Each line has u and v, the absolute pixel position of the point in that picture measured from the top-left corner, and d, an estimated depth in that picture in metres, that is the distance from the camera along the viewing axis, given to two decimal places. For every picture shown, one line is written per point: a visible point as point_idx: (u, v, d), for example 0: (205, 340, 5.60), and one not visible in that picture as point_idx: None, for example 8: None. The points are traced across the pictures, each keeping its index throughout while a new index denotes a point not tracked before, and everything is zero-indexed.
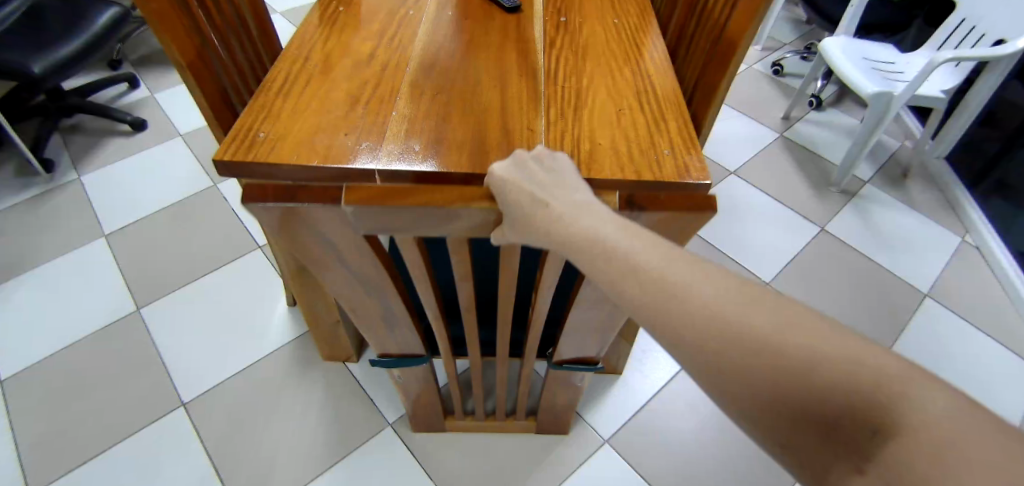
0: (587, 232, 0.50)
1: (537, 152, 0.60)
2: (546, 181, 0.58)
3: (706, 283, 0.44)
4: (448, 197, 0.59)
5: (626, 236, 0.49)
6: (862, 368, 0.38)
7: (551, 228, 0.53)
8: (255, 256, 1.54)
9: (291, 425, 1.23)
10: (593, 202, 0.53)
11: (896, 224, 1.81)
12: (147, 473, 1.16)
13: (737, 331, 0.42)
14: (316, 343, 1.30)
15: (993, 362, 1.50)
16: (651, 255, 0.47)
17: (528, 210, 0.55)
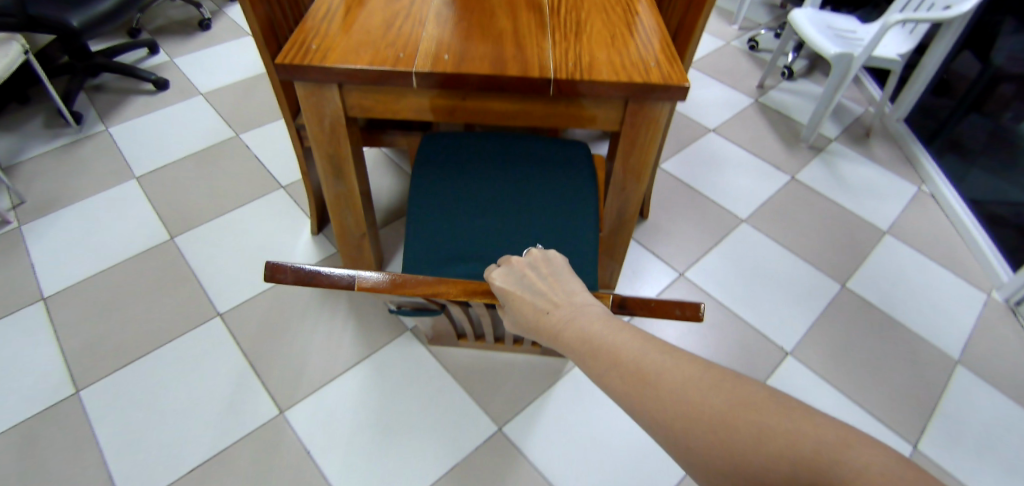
0: (580, 333, 0.59)
1: (534, 258, 0.70)
2: (545, 284, 0.67)
3: (674, 368, 0.52)
4: (456, 292, 0.70)
5: (610, 331, 0.58)
6: (801, 440, 0.45)
7: (552, 331, 0.62)
8: (278, 195, 1.67)
9: (318, 332, 1.38)
10: (585, 304, 0.62)
11: (859, 174, 2.01)
12: (190, 371, 1.29)
13: (700, 416, 0.49)
14: (342, 261, 1.45)
15: (943, 286, 1.69)
16: (631, 347, 0.55)
17: (531, 313, 0.65)
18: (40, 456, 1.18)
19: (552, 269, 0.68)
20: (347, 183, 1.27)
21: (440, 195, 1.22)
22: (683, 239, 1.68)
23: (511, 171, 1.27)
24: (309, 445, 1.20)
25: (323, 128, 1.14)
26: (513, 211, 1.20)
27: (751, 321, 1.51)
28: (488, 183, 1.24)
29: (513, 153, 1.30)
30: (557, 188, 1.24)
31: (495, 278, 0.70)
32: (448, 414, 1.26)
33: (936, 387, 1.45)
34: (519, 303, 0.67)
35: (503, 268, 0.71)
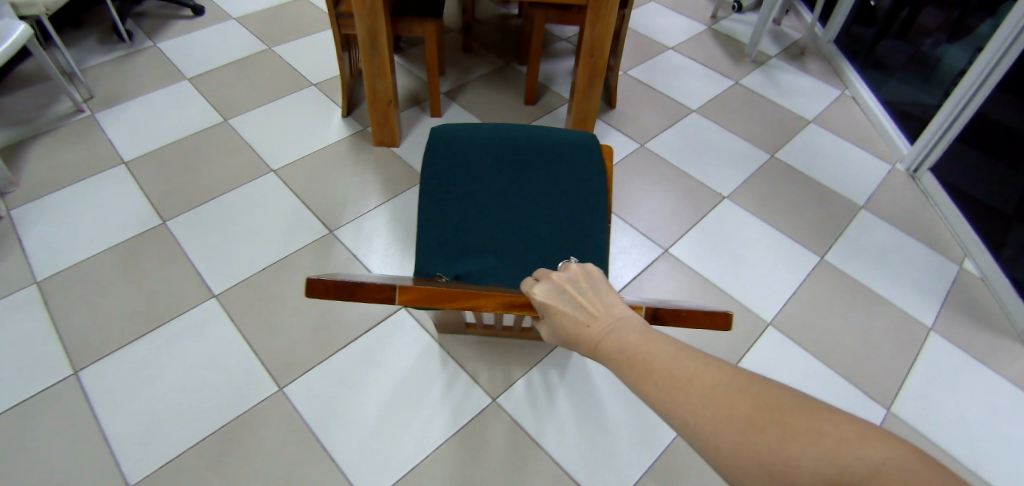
0: (618, 345, 0.57)
1: (574, 272, 0.69)
2: (585, 295, 0.66)
3: (705, 373, 0.51)
4: (492, 305, 0.72)
5: (647, 344, 0.56)
6: (825, 437, 0.44)
7: (591, 344, 0.61)
8: (312, 90, 2.02)
9: (355, 180, 1.75)
10: (627, 316, 0.61)
11: (793, 82, 2.41)
12: (254, 207, 1.63)
13: (730, 417, 0.48)
14: (371, 129, 1.82)
15: (855, 159, 2.09)
16: (667, 357, 0.54)
17: (573, 328, 0.63)
18: (139, 264, 1.49)
19: (593, 284, 0.67)
20: (381, 53, 1.62)
21: (448, 186, 1.17)
22: (646, 125, 2.07)
23: (525, 161, 1.20)
24: (353, 249, 1.56)
25: (370, 13, 1.52)
26: (525, 218, 1.17)
27: (699, 177, 1.90)
28: (500, 181, 1.19)
29: (527, 139, 1.22)
30: (571, 189, 1.19)
31: (539, 294, 0.68)
32: None
33: (844, 222, 1.83)
34: (561, 319, 0.65)
35: (544, 283, 0.70)
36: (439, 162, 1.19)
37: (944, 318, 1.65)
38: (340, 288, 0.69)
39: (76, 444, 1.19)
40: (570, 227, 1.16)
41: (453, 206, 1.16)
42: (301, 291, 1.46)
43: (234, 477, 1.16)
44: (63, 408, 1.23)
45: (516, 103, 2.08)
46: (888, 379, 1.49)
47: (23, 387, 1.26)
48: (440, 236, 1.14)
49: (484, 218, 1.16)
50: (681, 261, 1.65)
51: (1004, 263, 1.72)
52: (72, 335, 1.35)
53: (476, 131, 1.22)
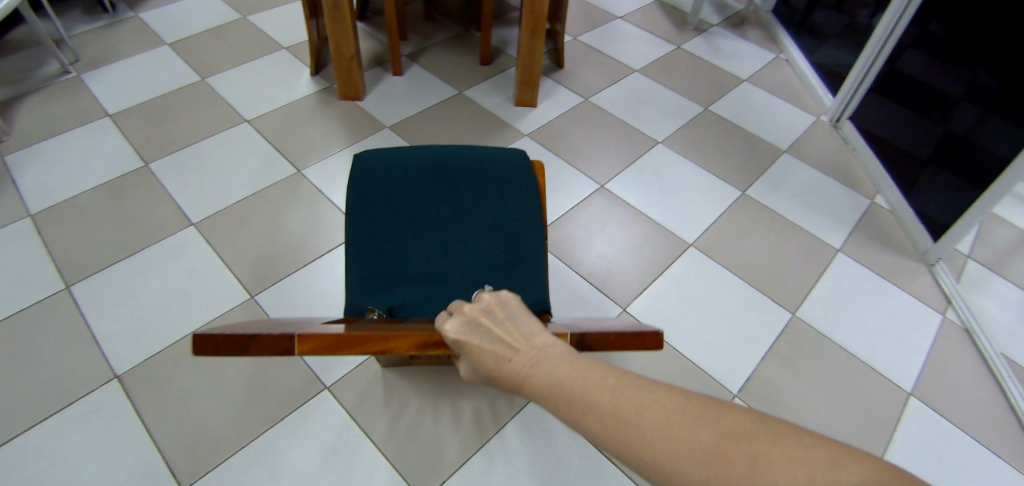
0: (549, 382, 0.51)
1: (485, 304, 0.62)
2: (502, 327, 0.60)
3: (653, 404, 0.45)
4: (407, 347, 0.67)
5: (579, 376, 0.50)
6: (800, 462, 0.38)
7: (518, 382, 0.54)
8: (283, 53, 2.19)
9: (322, 129, 1.92)
10: (550, 346, 0.55)
11: (732, 46, 2.62)
12: (229, 151, 1.80)
13: (692, 452, 0.42)
14: (336, 84, 2.00)
15: (782, 112, 2.29)
16: (605, 389, 0.48)
17: (495, 366, 0.58)
18: (125, 199, 1.65)
19: (508, 313, 0.61)
20: (342, 10, 1.79)
21: (377, 221, 1.01)
22: (591, 83, 2.28)
23: (459, 185, 1.05)
24: (319, 184, 1.74)
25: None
26: (464, 258, 1.03)
27: (636, 126, 2.11)
28: (432, 212, 1.03)
29: (459, 158, 1.05)
30: (509, 217, 1.05)
31: (451, 331, 0.62)
32: None
33: (767, 163, 2.04)
34: (480, 356, 0.59)
35: (455, 317, 0.63)
36: (360, 195, 1.01)
37: (853, 241, 1.82)
38: (230, 339, 0.64)
39: (70, 342, 1.34)
40: (511, 259, 1.04)
41: (379, 240, 1.01)
42: (270, 221, 1.63)
43: (212, 365, 1.33)
44: (58, 314, 1.39)
45: (472, 64, 2.28)
46: (795, 288, 1.66)
47: (22, 297, 1.41)
48: (366, 275, 1.00)
49: (415, 254, 1.02)
50: (615, 195, 1.85)
51: (911, 197, 1.88)
52: (65, 255, 1.51)
53: (400, 152, 1.04)
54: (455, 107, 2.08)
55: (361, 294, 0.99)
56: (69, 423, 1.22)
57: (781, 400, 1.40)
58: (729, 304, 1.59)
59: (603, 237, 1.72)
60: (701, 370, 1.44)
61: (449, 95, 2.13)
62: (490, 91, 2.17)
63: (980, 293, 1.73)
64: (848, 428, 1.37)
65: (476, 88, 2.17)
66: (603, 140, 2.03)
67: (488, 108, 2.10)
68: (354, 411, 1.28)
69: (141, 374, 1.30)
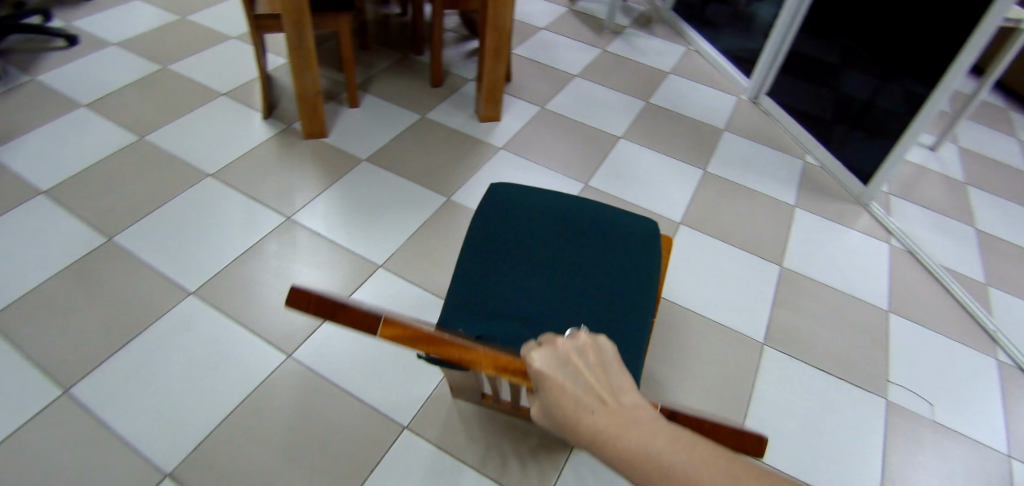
0: (648, 453, 0.43)
1: (581, 344, 0.54)
2: (592, 377, 0.51)
3: None
4: (484, 364, 0.61)
5: (687, 458, 0.42)
6: None
7: (602, 442, 0.45)
8: (225, 99, 2.03)
9: (297, 171, 1.81)
10: (652, 414, 0.47)
11: (647, 44, 2.89)
12: (204, 210, 1.64)
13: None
14: (300, 123, 1.90)
15: (707, 96, 2.58)
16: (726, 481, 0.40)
17: (572, 414, 0.48)
18: (98, 279, 1.44)
19: (604, 362, 0.53)
20: (309, 48, 1.72)
21: (492, 247, 1.04)
22: (541, 92, 2.39)
23: (583, 234, 1.07)
24: (318, 228, 1.65)
25: (294, 12, 1.60)
26: (564, 303, 0.98)
27: (595, 125, 2.26)
28: (546, 248, 1.05)
29: (586, 210, 1.11)
30: (626, 283, 1.01)
31: (536, 361, 0.53)
32: (410, 192, 1.82)
33: (712, 142, 2.29)
34: (558, 395, 0.50)
35: (543, 346, 0.55)
36: (490, 219, 1.08)
37: (801, 196, 2.11)
38: (321, 302, 0.61)
39: (92, 449, 1.15)
40: (617, 304, 0.98)
41: (487, 266, 1.02)
42: (276, 274, 1.52)
43: (272, 436, 1.21)
44: (62, 428, 1.17)
45: (424, 87, 2.29)
46: (772, 242, 1.89)
47: (10, 414, 1.18)
48: (463, 296, 0.98)
49: (519, 286, 0.99)
50: (601, 191, 1.96)
51: (836, 152, 2.22)
52: (45, 360, 1.28)
53: (531, 194, 1.13)
54: (425, 132, 2.08)
55: (456, 320, 0.95)
56: None
57: (799, 338, 1.59)
58: (728, 268, 1.77)
59: None
60: (727, 328, 1.59)
61: (413, 120, 2.12)
62: (451, 111, 2.20)
63: (906, 219, 2.08)
64: (854, 349, 1.58)
65: (437, 111, 2.19)
66: (571, 143, 2.15)
67: (456, 128, 2.13)
68: (441, 443, 1.24)
69: (195, 468, 1.15)
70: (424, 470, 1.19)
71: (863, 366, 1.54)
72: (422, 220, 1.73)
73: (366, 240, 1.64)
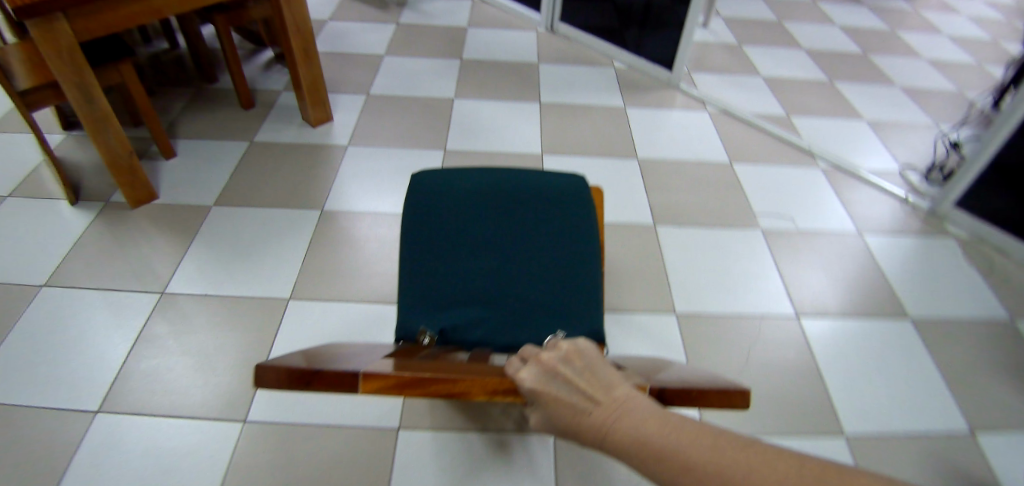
0: (634, 436, 0.49)
1: (566, 354, 0.61)
2: (579, 380, 0.57)
3: (761, 470, 0.43)
4: (476, 389, 0.64)
5: (669, 433, 0.48)
6: None
7: (597, 436, 0.51)
8: (9, 200, 1.65)
9: (144, 242, 1.56)
10: (639, 400, 0.52)
11: (436, 7, 2.95)
12: (58, 327, 1.38)
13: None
14: (120, 192, 1.60)
15: (511, 38, 2.74)
16: (706, 452, 0.45)
17: (570, 418, 0.55)
18: None
19: (587, 363, 0.59)
20: (101, 104, 1.46)
21: (435, 235, 1.08)
22: (362, 79, 2.33)
23: (520, 205, 1.12)
24: (203, 291, 1.46)
25: (58, 54, 1.31)
26: (512, 277, 1.07)
27: (427, 92, 2.28)
28: (488, 228, 1.10)
29: (517, 180, 1.15)
30: (566, 248, 1.10)
31: (527, 380, 0.60)
32: (281, 216, 1.65)
33: (534, 77, 2.47)
34: (554, 406, 0.57)
35: (530, 365, 0.62)
36: (427, 207, 1.10)
37: (627, 98, 2.40)
38: (297, 376, 0.60)
39: None
40: (563, 265, 1.09)
41: (434, 256, 1.07)
42: (186, 356, 1.35)
43: None
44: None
45: (235, 109, 1.99)
46: (620, 143, 2.14)
47: None
48: (421, 294, 1.04)
49: (468, 269, 1.07)
50: (465, 148, 1.99)
51: (637, 52, 2.55)
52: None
53: (460, 176, 1.14)
54: (260, 156, 1.82)
55: (416, 315, 1.02)
56: None
57: (668, 212, 1.89)
58: (598, 176, 1.98)
59: None
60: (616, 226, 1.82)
61: (241, 149, 1.84)
62: (277, 126, 1.94)
63: (716, 88, 2.59)
64: (704, 205, 1.94)
65: (263, 130, 1.92)
66: (415, 113, 2.14)
67: (292, 140, 1.89)
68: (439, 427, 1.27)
69: None
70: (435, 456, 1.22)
71: (713, 216, 1.91)
72: (309, 241, 1.59)
73: (262, 282, 1.49)
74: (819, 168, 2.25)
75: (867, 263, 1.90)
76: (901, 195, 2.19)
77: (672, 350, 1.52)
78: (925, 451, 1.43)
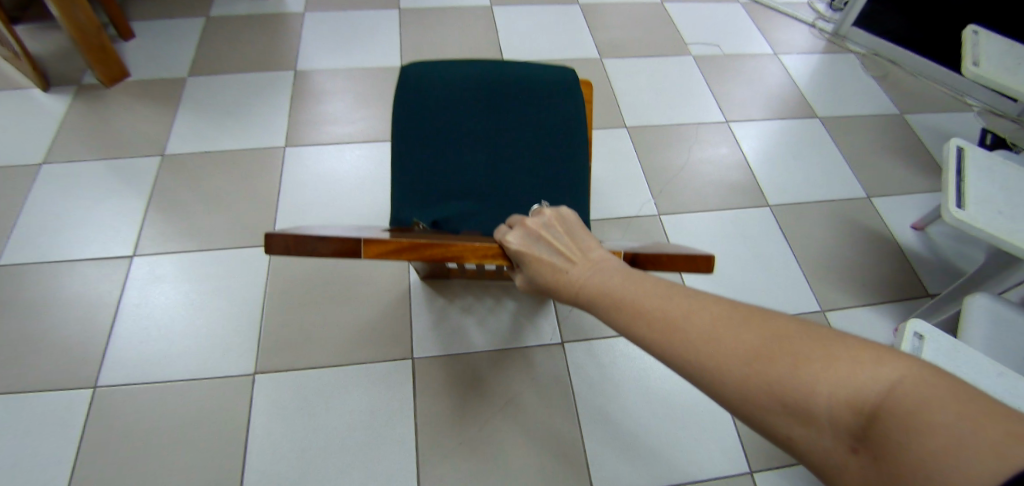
0: (600, 285, 0.60)
1: (549, 223, 0.70)
2: (560, 244, 0.68)
3: (700, 310, 0.53)
4: (471, 256, 0.70)
5: (627, 283, 0.59)
6: (839, 360, 0.44)
7: (572, 287, 0.63)
8: None
9: (129, 115, 1.65)
10: (609, 261, 0.63)
11: None
12: (71, 192, 1.50)
13: (731, 351, 0.48)
14: (93, 71, 1.66)
15: None
16: (656, 299, 0.56)
17: (553, 275, 0.65)
18: (30, 298, 1.33)
19: (567, 229, 0.70)
20: None
21: (425, 134, 1.11)
22: None
23: (510, 103, 1.14)
24: (199, 148, 1.60)
25: None
26: (502, 174, 1.11)
27: None
28: (481, 123, 1.13)
29: (511, 77, 1.15)
30: (557, 147, 1.14)
31: (513, 241, 0.69)
32: (257, 81, 1.76)
33: None
34: (538, 264, 0.67)
35: (517, 231, 0.71)
36: (415, 104, 1.12)
37: None
38: (296, 241, 0.66)
39: (177, 393, 1.23)
40: (550, 170, 1.12)
41: (425, 152, 1.11)
42: (201, 202, 1.51)
43: (314, 300, 1.38)
44: (131, 403, 1.21)
45: None
46: None
47: (70, 423, 1.18)
48: (414, 184, 1.09)
49: (459, 165, 1.11)
50: (413, 8, 2.09)
51: None
52: (53, 378, 1.23)
53: (456, 68, 1.15)
54: (220, 31, 1.89)
55: (409, 206, 1.07)
56: (272, 421, 1.21)
57: (609, 48, 2.11)
58: (543, 21, 2.14)
59: (445, 32, 2.02)
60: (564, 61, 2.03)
61: (201, 26, 1.89)
62: (228, 2, 1.98)
63: None
64: (639, 39, 2.17)
65: (215, 8, 1.95)
66: None
67: (247, 15, 1.95)
68: (440, 316, 1.38)
69: (275, 352, 1.29)
70: (440, 350, 1.32)
71: (648, 48, 2.14)
72: (290, 96, 1.73)
73: (255, 133, 1.64)
74: (738, 4, 2.48)
75: (781, 77, 2.19)
76: (808, 20, 2.46)
77: (622, 160, 1.81)
78: (827, 209, 1.79)
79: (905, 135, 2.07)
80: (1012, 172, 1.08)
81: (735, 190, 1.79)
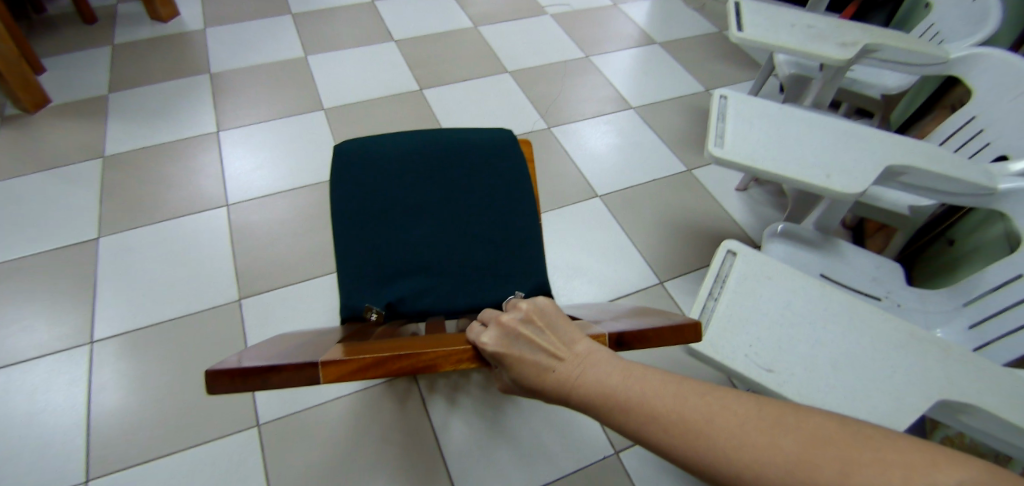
0: (600, 390, 0.55)
1: (529, 315, 0.62)
2: (544, 337, 0.61)
3: (724, 410, 0.50)
4: (444, 364, 0.62)
5: (633, 383, 0.54)
6: (895, 469, 0.43)
7: (566, 395, 0.57)
8: None
9: (59, 133, 1.78)
10: (603, 355, 0.57)
11: None
12: (19, 202, 1.61)
13: (765, 457, 0.47)
14: (16, 99, 1.78)
15: None
16: (672, 402, 0.52)
17: (538, 377, 0.59)
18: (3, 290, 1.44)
19: (548, 320, 0.62)
20: None
21: (369, 206, 1.12)
22: None
23: (449, 167, 1.18)
24: (137, 146, 1.77)
25: None
26: (452, 244, 1.13)
27: None
28: (419, 191, 1.15)
29: (446, 142, 1.20)
30: (500, 206, 1.17)
31: (490, 342, 0.61)
32: (176, 87, 1.96)
33: None
34: (521, 366, 0.60)
35: (491, 329, 0.63)
36: (353, 179, 1.13)
37: None
38: (227, 377, 0.57)
39: (174, 332, 1.41)
40: (496, 232, 1.15)
41: (371, 230, 1.11)
42: (149, 186, 1.68)
43: (275, 241, 1.60)
44: (133, 349, 1.38)
45: (80, 25, 2.14)
46: None
47: (79, 372, 1.33)
48: (361, 269, 1.08)
49: (408, 238, 1.12)
50: (305, 11, 2.37)
51: None
52: (50, 345, 1.36)
53: (383, 140, 1.18)
54: (128, 54, 2.06)
55: (360, 290, 1.07)
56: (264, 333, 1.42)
57: (481, 19, 2.49)
58: (420, 6, 2.50)
59: (338, 26, 2.31)
60: (446, 32, 2.38)
61: (109, 52, 2.05)
62: (130, 29, 2.15)
63: None
64: (504, 8, 2.58)
65: (118, 35, 2.12)
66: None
67: (151, 36, 2.14)
68: None
69: (253, 285, 1.50)
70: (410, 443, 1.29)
71: (513, 14, 2.56)
72: (211, 94, 1.95)
73: (187, 127, 1.84)
74: None
75: (624, 20, 2.67)
76: None
77: (511, 95, 2.16)
78: (678, 104, 2.25)
79: (726, 44, 2.60)
80: (771, 9, 1.62)
81: (605, 104, 2.20)
